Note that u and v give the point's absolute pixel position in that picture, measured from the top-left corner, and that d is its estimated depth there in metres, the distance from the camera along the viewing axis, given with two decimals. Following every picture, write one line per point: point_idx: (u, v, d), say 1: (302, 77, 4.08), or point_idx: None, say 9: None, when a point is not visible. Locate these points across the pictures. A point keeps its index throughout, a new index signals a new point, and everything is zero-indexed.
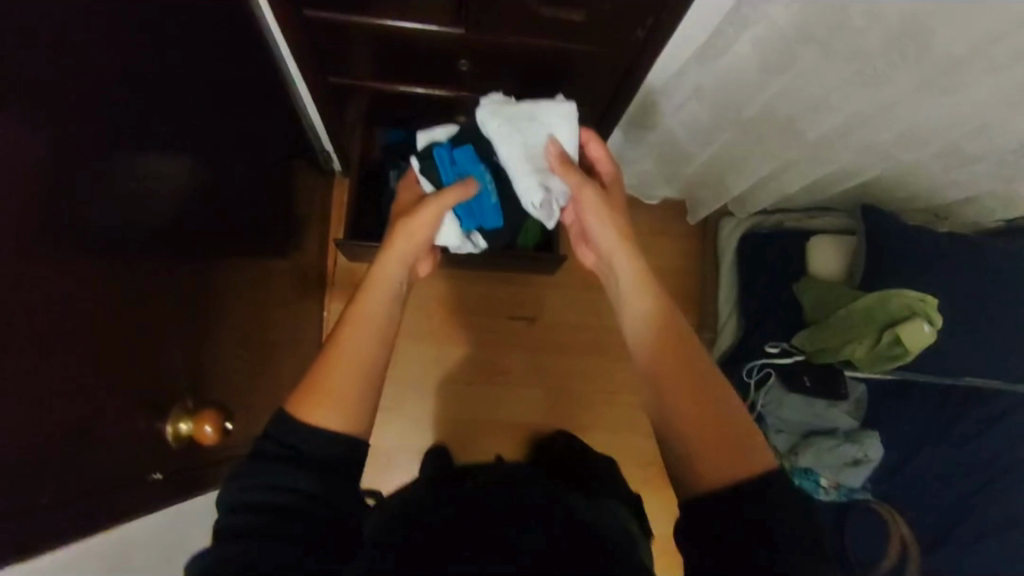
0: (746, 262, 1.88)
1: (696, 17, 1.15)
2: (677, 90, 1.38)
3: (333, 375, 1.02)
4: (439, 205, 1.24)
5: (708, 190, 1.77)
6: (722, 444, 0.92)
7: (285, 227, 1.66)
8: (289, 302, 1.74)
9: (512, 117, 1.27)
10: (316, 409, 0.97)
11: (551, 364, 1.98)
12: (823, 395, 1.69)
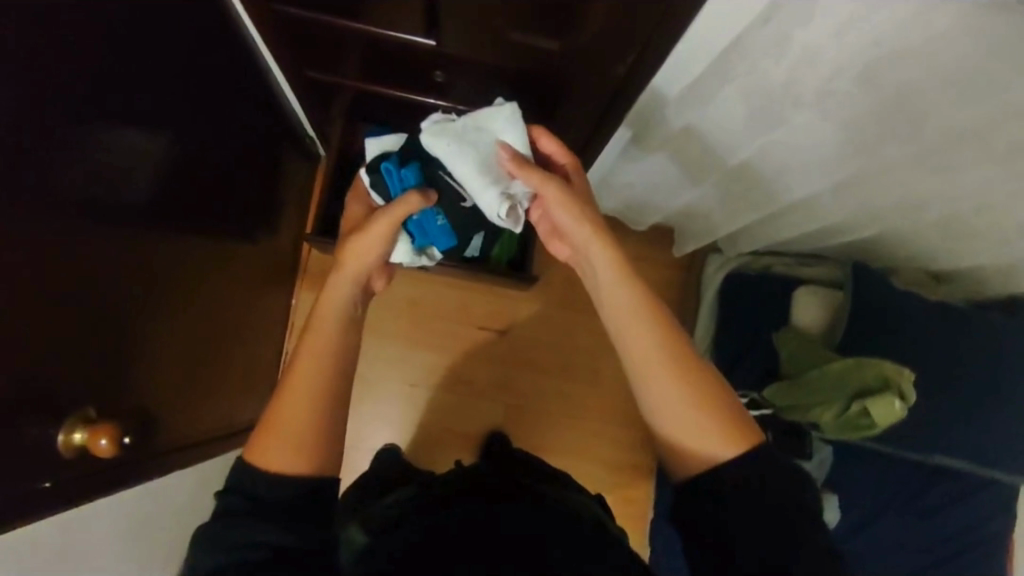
0: (727, 303, 1.81)
1: (678, 64, 1.06)
2: (658, 136, 1.32)
3: (284, 412, 1.02)
4: (388, 224, 1.12)
5: (696, 226, 1.69)
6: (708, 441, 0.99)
7: (259, 215, 1.63)
8: (254, 290, 1.70)
9: (457, 134, 1.21)
10: (272, 456, 0.99)
11: (516, 380, 1.94)
12: (787, 453, 1.64)
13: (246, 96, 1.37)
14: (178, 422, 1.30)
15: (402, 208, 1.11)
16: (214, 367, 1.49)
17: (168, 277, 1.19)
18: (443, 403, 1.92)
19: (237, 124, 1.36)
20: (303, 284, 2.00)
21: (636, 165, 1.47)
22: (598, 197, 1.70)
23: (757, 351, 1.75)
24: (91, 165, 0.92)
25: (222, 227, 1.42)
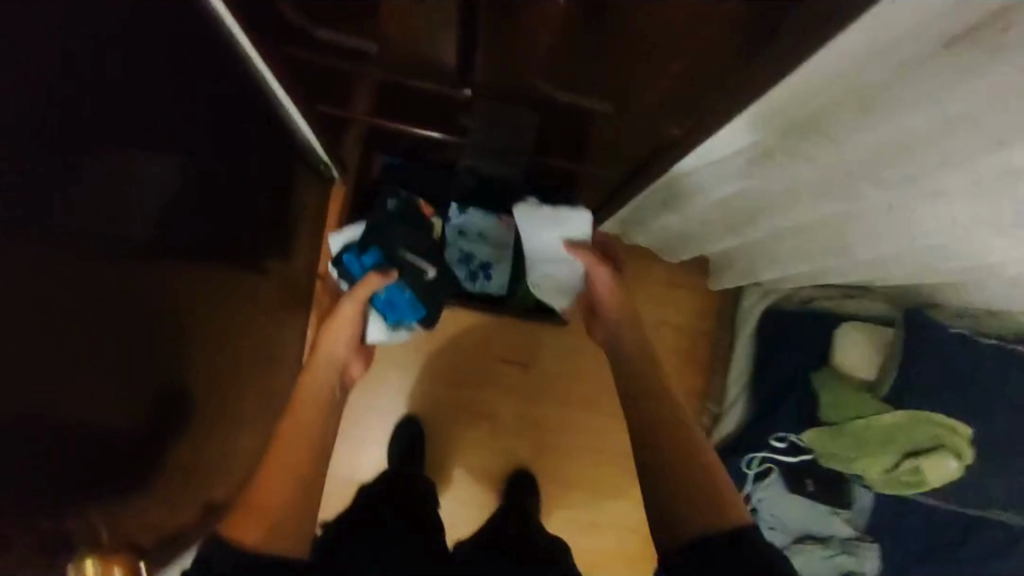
0: (766, 341, 1.72)
1: (753, 117, 0.97)
2: (704, 187, 1.22)
3: (273, 484, 1.10)
4: (353, 304, 1.40)
5: (737, 266, 1.58)
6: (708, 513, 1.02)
7: (269, 252, 1.53)
8: (264, 329, 1.59)
9: (540, 224, 1.45)
10: (250, 524, 0.99)
11: (538, 413, 1.86)
12: (828, 502, 1.59)
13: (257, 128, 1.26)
14: (156, 492, 1.19)
15: (363, 288, 1.39)
16: (217, 419, 1.39)
17: (172, 344, 1.10)
18: (464, 439, 1.85)
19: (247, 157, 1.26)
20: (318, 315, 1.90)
21: (672, 209, 1.38)
22: (628, 223, 1.62)
23: (794, 391, 1.65)
24: (83, 250, 0.80)
25: (232, 272, 1.32)
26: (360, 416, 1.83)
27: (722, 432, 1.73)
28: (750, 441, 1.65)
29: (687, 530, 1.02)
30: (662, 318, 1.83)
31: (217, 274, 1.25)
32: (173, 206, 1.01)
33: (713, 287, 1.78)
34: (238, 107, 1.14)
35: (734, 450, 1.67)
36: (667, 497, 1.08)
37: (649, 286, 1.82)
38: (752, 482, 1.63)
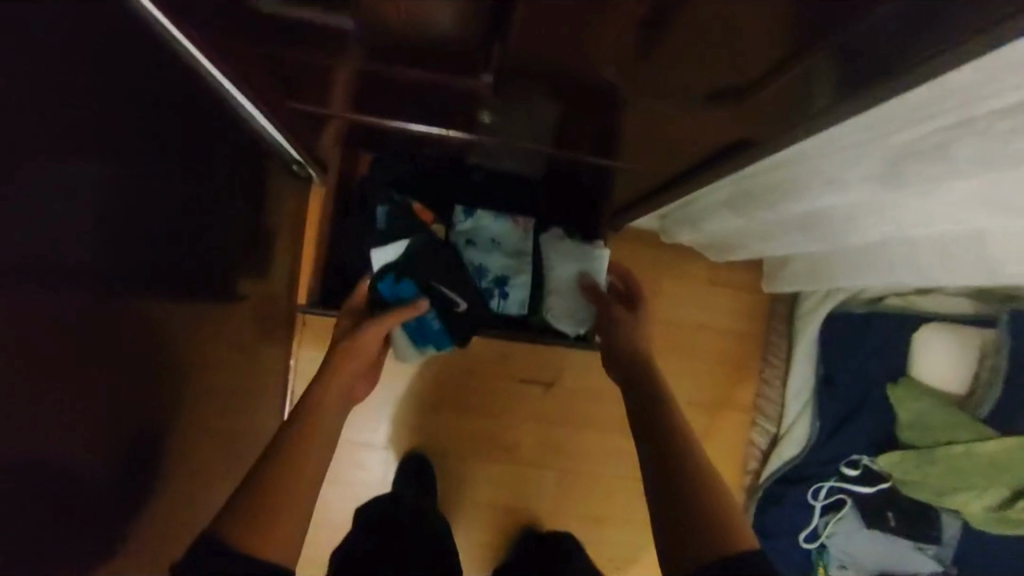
0: (834, 349, 1.44)
1: (944, 94, 0.70)
2: (807, 193, 0.95)
3: (295, 469, 0.87)
4: (384, 324, 1.16)
5: (812, 266, 1.31)
6: (706, 524, 0.80)
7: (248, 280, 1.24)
8: (243, 365, 1.28)
9: (564, 255, 1.35)
10: (261, 531, 0.78)
11: (563, 440, 1.60)
12: (909, 537, 1.36)
13: (225, 137, 0.98)
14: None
15: (401, 314, 1.18)
16: (200, 499, 1.09)
17: (138, 431, 0.82)
18: (482, 473, 1.58)
19: (218, 170, 0.98)
20: (306, 339, 1.57)
21: (739, 215, 1.13)
22: (676, 219, 1.36)
23: (869, 408, 1.42)
24: None
25: (202, 307, 1.01)
26: (357, 455, 1.55)
27: (788, 458, 1.45)
28: (815, 465, 1.42)
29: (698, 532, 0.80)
30: (703, 322, 1.61)
31: (189, 321, 0.96)
32: (133, 252, 0.74)
33: (770, 287, 1.49)
34: (196, 110, 0.87)
35: (799, 478, 1.43)
36: (677, 489, 0.86)
37: (685, 288, 1.60)
38: (823, 513, 1.41)
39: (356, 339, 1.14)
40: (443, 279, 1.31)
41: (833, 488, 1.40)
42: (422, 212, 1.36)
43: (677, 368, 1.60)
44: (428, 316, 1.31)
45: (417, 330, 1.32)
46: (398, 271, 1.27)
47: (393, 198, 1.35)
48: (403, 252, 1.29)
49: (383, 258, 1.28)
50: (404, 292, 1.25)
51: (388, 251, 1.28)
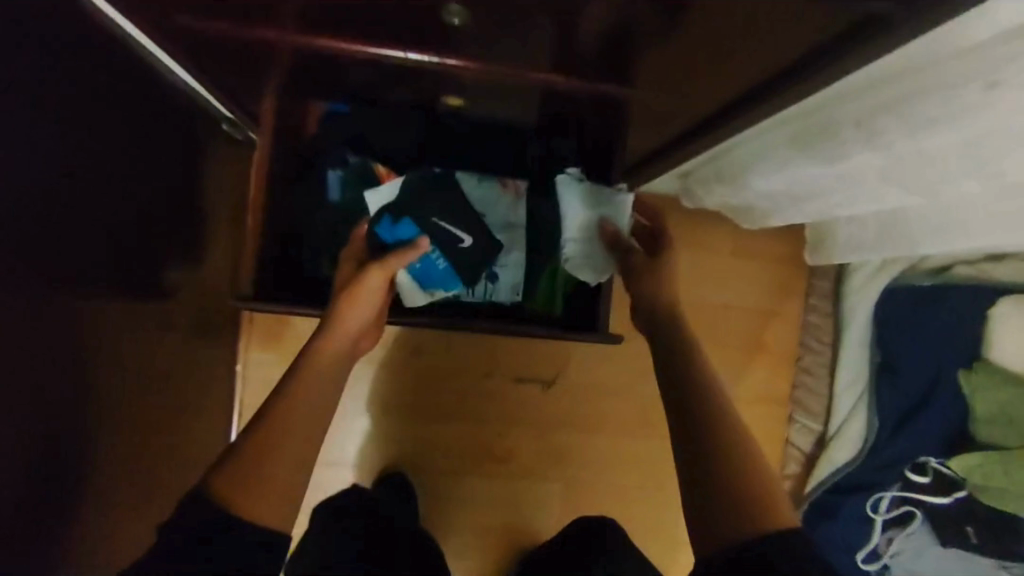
0: (895, 330, 1.20)
1: None
2: (913, 104, 0.69)
3: (284, 430, 0.75)
4: (384, 274, 0.93)
5: (879, 230, 1.04)
6: (740, 497, 0.71)
7: (177, 266, 0.98)
8: (174, 373, 1.02)
9: (582, 198, 1.08)
10: (249, 500, 0.67)
11: (575, 447, 1.34)
12: (997, 557, 1.13)
13: (86, 59, 0.70)
14: None
15: (397, 262, 0.94)
16: (95, 559, 0.82)
17: None
18: (473, 491, 1.31)
19: (91, 114, 0.70)
20: (254, 338, 1.31)
21: (786, 168, 0.88)
22: (698, 180, 1.10)
23: (941, 401, 1.17)
24: None
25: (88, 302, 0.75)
26: (321, 476, 1.28)
27: (843, 463, 1.20)
28: (875, 471, 1.19)
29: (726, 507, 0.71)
30: (728, 301, 1.36)
31: None
32: None
33: (816, 260, 1.23)
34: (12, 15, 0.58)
35: (858, 486, 1.19)
36: (709, 454, 0.75)
37: (705, 262, 1.35)
38: (886, 528, 1.19)
39: (354, 288, 0.92)
40: (444, 215, 1.05)
41: (896, 499, 1.18)
42: (386, 176, 1.08)
43: (699, 357, 1.35)
44: (431, 255, 1.04)
45: (420, 273, 1.04)
46: (393, 207, 1.03)
47: (347, 159, 1.08)
48: (399, 190, 1.05)
49: (377, 199, 1.05)
50: (402, 229, 1.01)
51: (381, 190, 1.05)
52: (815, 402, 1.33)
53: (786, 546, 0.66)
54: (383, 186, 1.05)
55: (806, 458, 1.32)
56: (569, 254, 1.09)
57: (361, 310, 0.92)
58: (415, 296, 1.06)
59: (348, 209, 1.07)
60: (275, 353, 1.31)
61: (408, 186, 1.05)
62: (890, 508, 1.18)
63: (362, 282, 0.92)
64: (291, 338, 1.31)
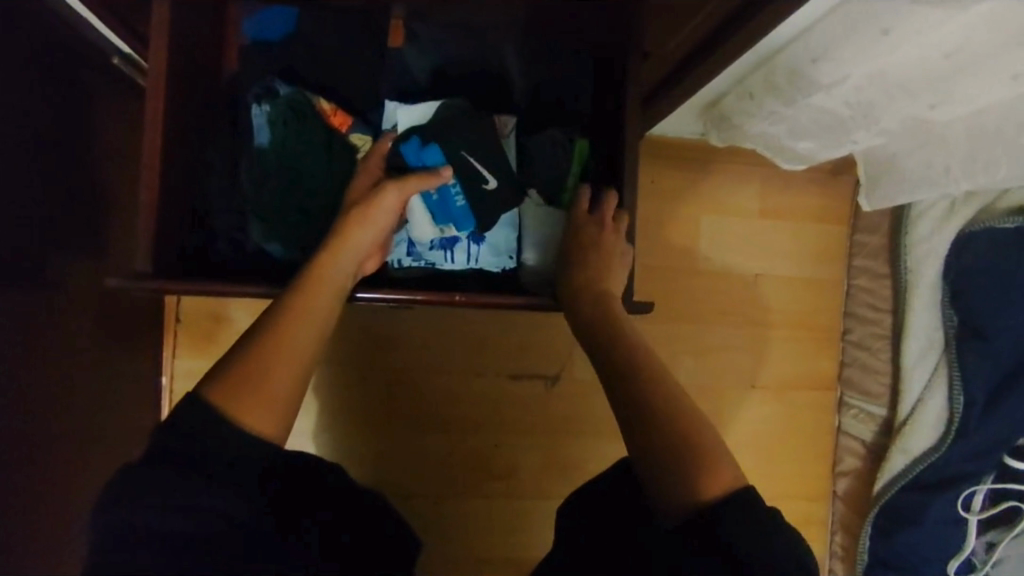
0: (972, 286, 0.98)
1: None
2: None
3: (281, 368, 0.58)
4: (401, 194, 0.74)
5: (962, 152, 0.80)
6: (690, 453, 0.55)
7: (20, 248, 0.69)
8: (48, 385, 0.75)
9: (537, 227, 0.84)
10: (250, 405, 0.55)
11: (590, 454, 1.08)
12: None
13: None
14: None
15: (416, 184, 0.75)
16: None
17: None
18: (464, 518, 1.05)
19: None
20: (182, 340, 1.00)
21: (873, 41, 0.63)
22: (731, 108, 0.88)
23: None
24: None
25: None
26: None
27: (920, 454, 1.00)
28: (961, 463, 0.98)
29: (675, 452, 0.55)
30: (759, 269, 1.12)
31: None
32: None
33: (868, 206, 0.97)
34: None
35: (947, 479, 0.99)
36: (673, 413, 0.57)
37: (728, 223, 1.11)
38: (982, 532, 1.00)
39: (367, 204, 0.72)
40: (470, 143, 0.80)
41: (990, 494, 0.99)
42: (333, 114, 0.82)
43: (724, 339, 1.11)
44: (452, 189, 0.80)
45: (438, 211, 0.80)
46: (415, 137, 0.79)
47: (274, 91, 0.81)
48: (434, 112, 0.81)
49: (407, 118, 0.81)
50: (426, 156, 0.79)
51: (412, 111, 0.81)
52: (872, 381, 1.10)
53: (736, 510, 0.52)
54: (417, 105, 0.82)
55: (867, 451, 1.10)
56: (526, 270, 0.84)
57: (375, 230, 0.72)
58: (427, 233, 0.81)
59: (280, 156, 0.80)
60: (208, 359, 1.00)
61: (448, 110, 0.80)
62: (985, 508, 0.99)
63: (376, 198, 0.72)
64: (228, 340, 1.01)
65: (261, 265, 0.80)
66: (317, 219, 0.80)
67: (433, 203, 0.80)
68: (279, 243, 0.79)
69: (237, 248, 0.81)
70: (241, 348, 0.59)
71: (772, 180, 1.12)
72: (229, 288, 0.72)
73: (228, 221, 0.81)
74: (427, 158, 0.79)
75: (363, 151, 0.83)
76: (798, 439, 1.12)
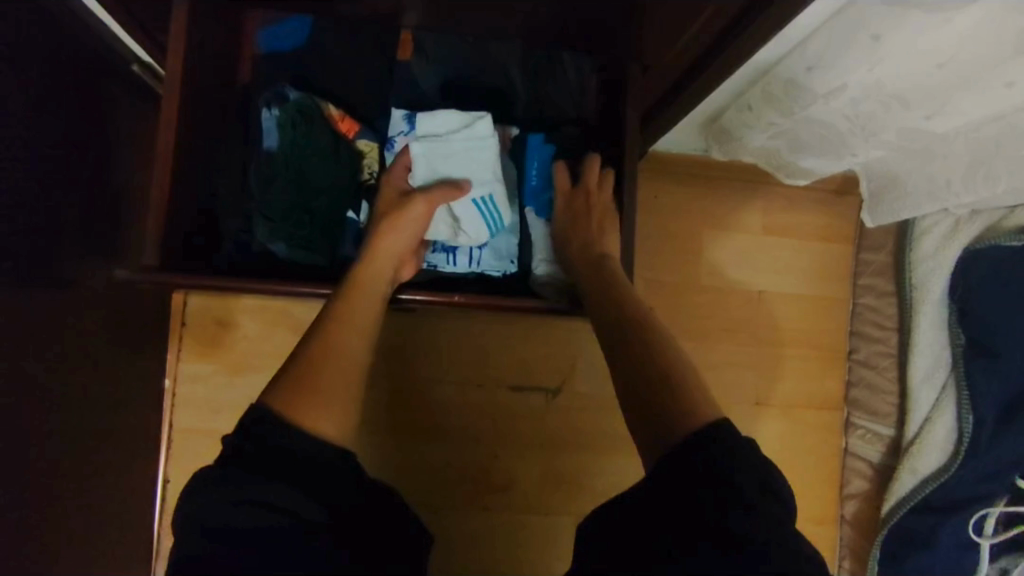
0: (979, 303, 0.97)
1: None
2: None
3: (331, 378, 0.60)
4: (429, 207, 0.77)
5: (964, 165, 0.81)
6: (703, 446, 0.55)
7: (43, 239, 0.71)
8: (65, 378, 0.76)
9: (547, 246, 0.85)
10: (314, 416, 0.56)
11: (593, 468, 1.06)
12: None
13: None
14: None
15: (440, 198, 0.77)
16: None
17: None
18: (459, 531, 1.03)
19: None
20: (188, 344, 1.01)
21: (866, 48, 0.64)
22: (731, 122, 0.89)
23: None
24: None
25: None
26: None
27: (929, 474, 0.98)
28: (972, 485, 0.96)
29: None
30: (764, 286, 1.12)
31: None
32: None
33: (872, 223, 0.97)
34: None
35: (959, 502, 0.97)
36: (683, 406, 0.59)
37: (733, 240, 1.11)
38: (996, 557, 0.97)
39: (395, 217, 0.76)
40: (479, 152, 0.79)
41: (1003, 517, 0.96)
42: (340, 120, 0.84)
43: (731, 355, 1.10)
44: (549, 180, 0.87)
45: (527, 192, 0.88)
46: (438, 154, 0.79)
47: (284, 95, 0.83)
48: (459, 119, 0.78)
49: (429, 126, 0.79)
50: (450, 165, 0.80)
51: (436, 118, 0.78)
52: (880, 401, 1.08)
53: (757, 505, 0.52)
54: (442, 113, 0.78)
55: (874, 473, 1.07)
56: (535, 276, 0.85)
57: (406, 238, 0.76)
58: (440, 231, 0.81)
59: (286, 159, 0.82)
60: (215, 362, 1.01)
61: (477, 127, 0.78)
62: (997, 531, 0.97)
63: (405, 209, 0.76)
64: (233, 344, 1.01)
65: (267, 262, 0.82)
66: (322, 223, 0.82)
67: (456, 206, 0.80)
68: (282, 245, 0.80)
69: (243, 247, 0.82)
70: (292, 368, 0.60)
71: (774, 197, 1.12)
72: (236, 284, 0.75)
73: (235, 222, 0.82)
74: (453, 168, 0.80)
75: (369, 158, 0.85)
76: (806, 460, 1.10)
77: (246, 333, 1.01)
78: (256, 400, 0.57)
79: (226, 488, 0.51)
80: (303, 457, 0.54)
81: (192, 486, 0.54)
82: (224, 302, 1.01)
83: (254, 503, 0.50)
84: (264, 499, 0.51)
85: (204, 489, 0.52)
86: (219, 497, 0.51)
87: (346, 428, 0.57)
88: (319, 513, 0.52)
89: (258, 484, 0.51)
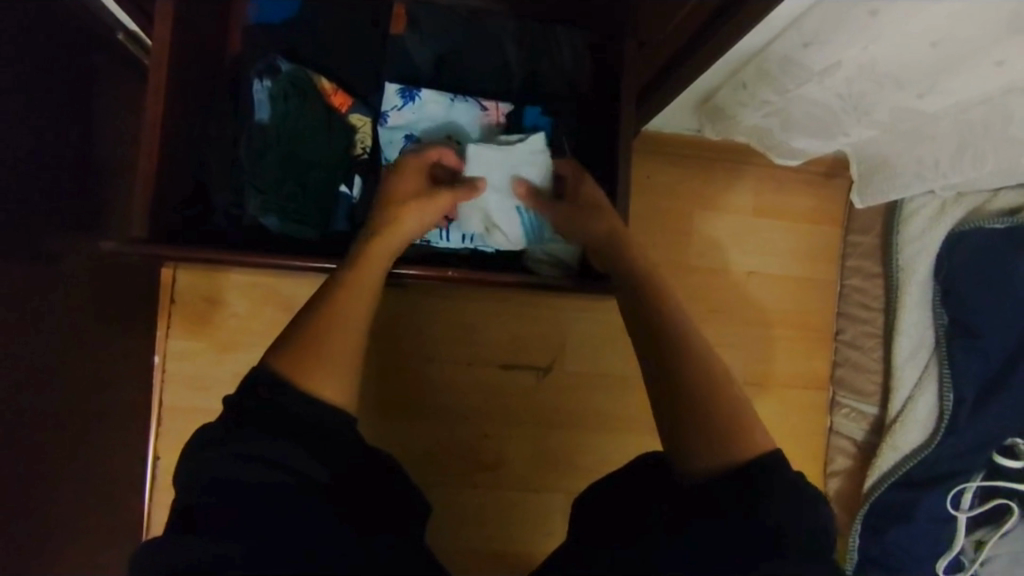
0: (965, 283, 0.99)
1: None
2: None
3: (334, 347, 0.59)
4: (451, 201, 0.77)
5: (954, 145, 0.82)
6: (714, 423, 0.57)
7: (31, 210, 0.70)
8: (50, 352, 0.75)
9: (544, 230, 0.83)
10: (317, 379, 0.56)
11: (583, 446, 1.07)
12: None
13: None
14: None
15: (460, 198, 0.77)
16: None
17: None
18: (452, 508, 1.04)
19: None
20: (176, 321, 1.00)
21: (862, 24, 0.64)
22: (725, 100, 0.89)
23: None
24: None
25: None
26: None
27: (910, 451, 1.01)
28: (952, 459, 0.99)
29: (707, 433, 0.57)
30: (752, 267, 1.13)
31: None
32: None
33: (862, 203, 0.99)
34: None
35: (938, 477, 0.99)
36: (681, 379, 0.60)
37: (723, 220, 1.12)
38: (973, 530, 1.00)
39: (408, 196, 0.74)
40: (527, 164, 0.80)
41: (980, 491, 0.99)
42: (333, 93, 0.83)
43: (718, 335, 1.11)
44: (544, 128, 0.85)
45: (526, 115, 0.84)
46: (489, 153, 0.79)
47: (276, 67, 0.81)
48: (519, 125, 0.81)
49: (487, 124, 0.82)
50: (499, 165, 0.80)
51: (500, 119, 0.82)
52: (864, 380, 1.10)
53: (750, 480, 0.53)
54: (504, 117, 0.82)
55: (858, 451, 1.10)
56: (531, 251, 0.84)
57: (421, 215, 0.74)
58: (472, 225, 0.81)
59: (279, 132, 0.81)
60: (204, 340, 1.01)
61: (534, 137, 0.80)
62: (974, 505, 0.99)
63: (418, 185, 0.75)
64: (222, 322, 1.01)
65: (257, 237, 0.80)
66: (314, 197, 0.82)
67: (493, 207, 0.80)
68: (273, 217, 0.80)
69: (234, 221, 0.81)
70: (293, 336, 0.59)
71: (765, 179, 1.13)
72: (229, 255, 0.75)
73: (225, 196, 0.82)
74: (501, 170, 0.80)
75: (362, 133, 0.84)
76: (790, 439, 1.12)
77: (235, 311, 1.01)
78: (259, 363, 0.57)
79: (228, 446, 0.52)
80: (301, 418, 0.55)
81: (196, 441, 0.55)
82: (213, 279, 1.00)
83: (252, 453, 0.52)
84: (260, 451, 0.52)
85: (205, 448, 0.53)
86: (221, 453, 0.52)
87: (348, 396, 0.57)
88: (322, 472, 0.53)
89: (258, 441, 0.52)
